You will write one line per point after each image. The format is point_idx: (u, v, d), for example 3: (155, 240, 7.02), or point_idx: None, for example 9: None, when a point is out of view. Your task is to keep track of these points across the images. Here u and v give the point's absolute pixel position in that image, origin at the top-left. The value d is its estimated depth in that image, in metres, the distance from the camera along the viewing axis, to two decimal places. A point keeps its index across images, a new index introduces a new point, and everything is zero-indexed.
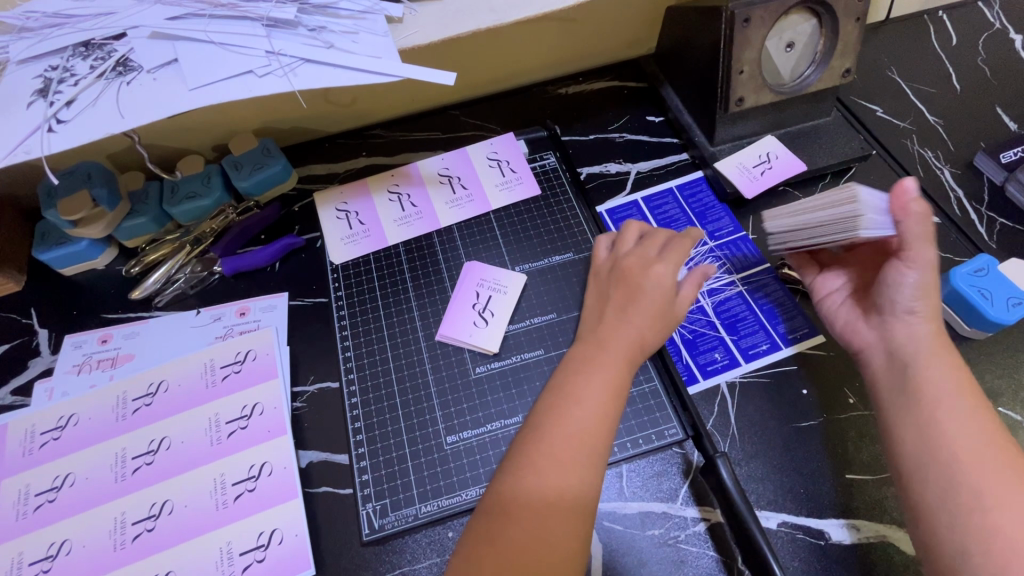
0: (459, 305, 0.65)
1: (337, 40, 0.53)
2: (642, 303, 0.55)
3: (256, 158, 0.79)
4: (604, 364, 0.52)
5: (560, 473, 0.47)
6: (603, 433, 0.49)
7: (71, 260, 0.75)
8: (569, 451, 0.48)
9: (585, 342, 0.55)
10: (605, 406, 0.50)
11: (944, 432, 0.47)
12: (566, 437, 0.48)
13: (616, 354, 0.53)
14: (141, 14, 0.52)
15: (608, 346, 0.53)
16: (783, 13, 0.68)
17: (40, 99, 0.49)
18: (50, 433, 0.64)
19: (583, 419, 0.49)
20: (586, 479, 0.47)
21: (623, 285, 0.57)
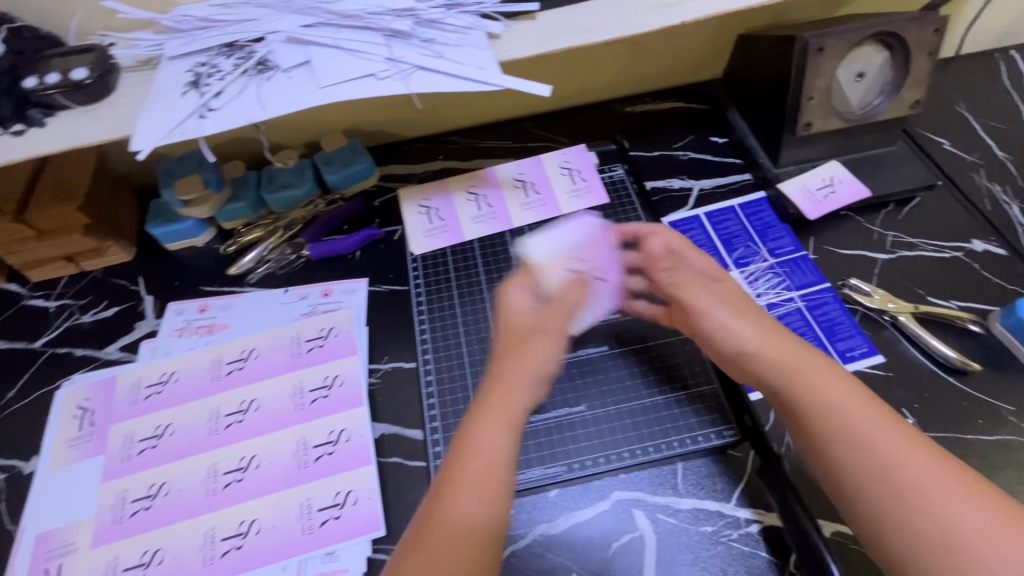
0: None
1: (445, 51, 0.59)
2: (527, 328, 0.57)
3: (345, 156, 0.87)
4: (502, 395, 0.51)
5: (478, 498, 0.45)
6: (508, 469, 0.47)
7: (177, 236, 0.83)
8: (485, 478, 0.46)
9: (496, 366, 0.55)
10: (498, 442, 0.48)
11: (879, 447, 0.46)
12: (477, 458, 0.47)
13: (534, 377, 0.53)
14: (279, 21, 0.60)
15: (535, 382, 0.53)
16: (857, 44, 0.71)
17: (192, 90, 0.56)
18: (154, 387, 0.71)
19: (493, 443, 0.48)
20: (495, 501, 0.45)
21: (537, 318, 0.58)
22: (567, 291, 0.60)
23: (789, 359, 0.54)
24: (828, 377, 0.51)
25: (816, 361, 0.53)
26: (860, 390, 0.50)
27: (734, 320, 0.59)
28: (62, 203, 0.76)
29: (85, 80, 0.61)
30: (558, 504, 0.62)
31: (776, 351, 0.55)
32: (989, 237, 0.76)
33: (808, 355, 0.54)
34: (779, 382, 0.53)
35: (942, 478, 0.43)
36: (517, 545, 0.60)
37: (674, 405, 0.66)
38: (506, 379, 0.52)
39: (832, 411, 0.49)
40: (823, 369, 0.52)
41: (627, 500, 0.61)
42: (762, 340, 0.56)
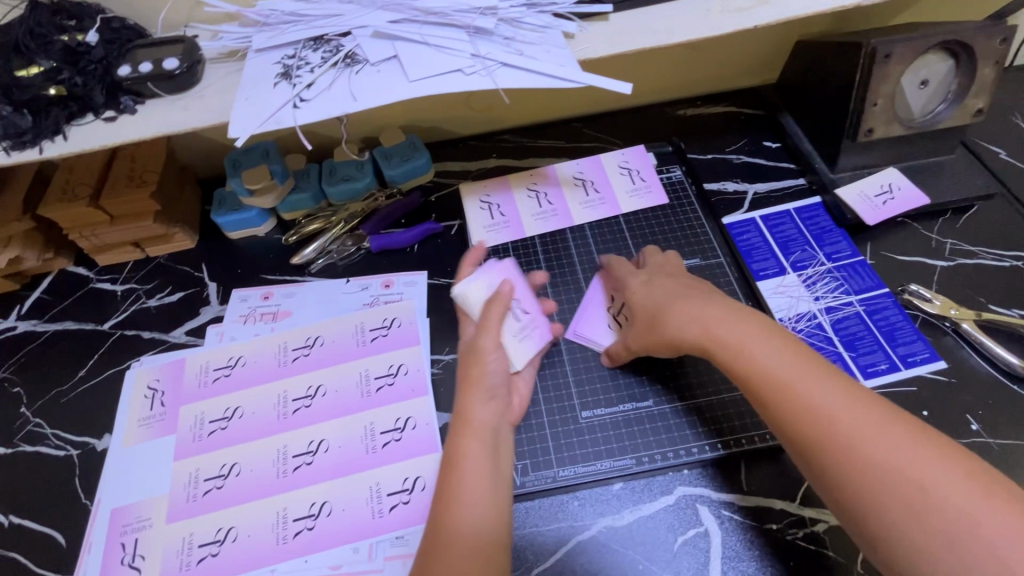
0: (591, 310, 0.72)
1: (526, 49, 0.61)
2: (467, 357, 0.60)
3: (403, 151, 0.89)
4: (468, 425, 0.55)
5: (485, 508, 0.51)
6: (496, 480, 0.53)
7: (239, 225, 0.85)
8: (477, 490, 0.52)
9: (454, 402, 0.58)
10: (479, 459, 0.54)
11: (856, 437, 0.46)
12: (469, 480, 0.52)
13: (476, 406, 0.56)
14: (365, 16, 0.61)
15: (473, 411, 0.56)
16: (923, 52, 0.72)
17: (284, 81, 0.58)
18: (221, 370, 0.72)
19: (473, 462, 0.53)
20: (488, 511, 0.51)
21: (465, 364, 0.60)
22: (480, 338, 0.60)
23: (770, 359, 0.52)
24: (805, 375, 0.50)
25: (785, 356, 0.52)
26: (830, 378, 0.50)
27: (704, 316, 0.57)
28: (135, 190, 0.78)
29: (175, 70, 0.62)
30: (624, 497, 0.62)
31: (763, 349, 0.53)
32: None
33: (783, 349, 0.53)
34: (754, 382, 0.52)
35: (921, 458, 0.45)
36: (584, 535, 0.60)
37: (740, 401, 0.65)
38: (472, 418, 0.56)
39: (819, 411, 0.48)
40: (803, 367, 0.51)
41: (692, 496, 0.62)
42: (698, 327, 0.57)
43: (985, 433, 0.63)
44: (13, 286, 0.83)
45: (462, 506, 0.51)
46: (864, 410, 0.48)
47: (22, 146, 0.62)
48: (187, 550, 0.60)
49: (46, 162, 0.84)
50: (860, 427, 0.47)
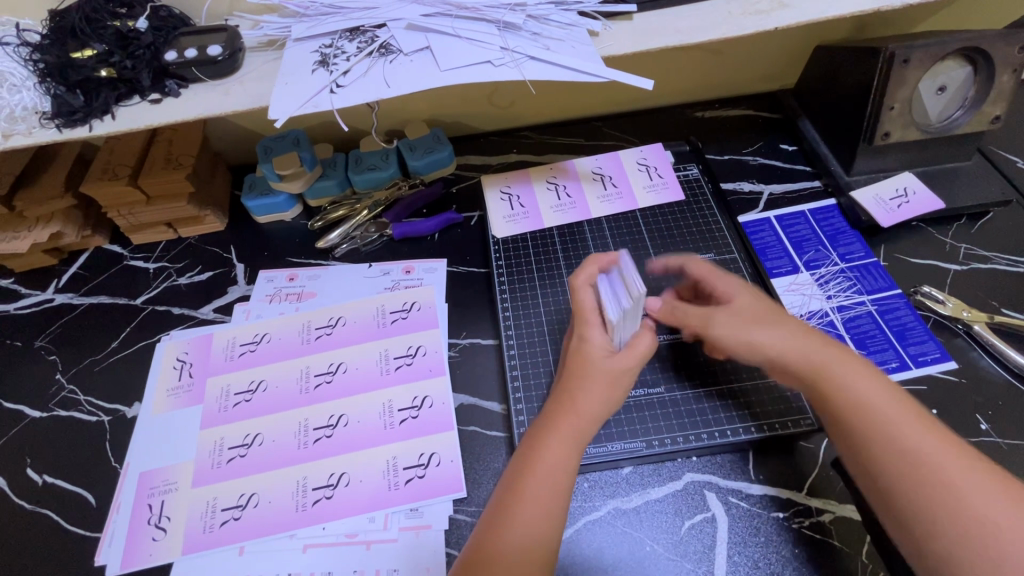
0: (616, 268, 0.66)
1: (552, 44, 0.63)
2: (600, 370, 0.58)
3: (428, 143, 0.91)
4: (568, 429, 0.55)
5: (540, 520, 0.51)
6: (568, 487, 0.53)
7: (268, 209, 0.88)
8: (548, 491, 0.52)
9: (553, 403, 0.58)
10: (564, 464, 0.54)
11: (943, 477, 0.46)
12: (543, 479, 0.52)
13: (591, 421, 0.56)
14: (400, 10, 0.64)
15: (570, 416, 0.56)
16: (941, 58, 0.73)
17: (322, 68, 0.61)
18: (247, 346, 0.75)
19: (557, 467, 0.53)
20: (544, 526, 0.51)
21: (579, 366, 0.59)
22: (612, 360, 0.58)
23: (864, 391, 0.51)
24: (888, 410, 0.50)
25: (883, 391, 0.51)
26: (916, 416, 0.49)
27: (796, 339, 0.56)
28: (172, 171, 0.81)
29: (218, 57, 0.66)
30: (633, 480, 0.64)
31: (854, 384, 0.52)
32: None
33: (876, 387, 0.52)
34: (844, 408, 0.51)
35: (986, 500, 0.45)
36: (592, 515, 0.62)
37: (749, 391, 0.67)
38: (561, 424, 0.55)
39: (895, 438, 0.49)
40: (891, 406, 0.50)
41: (701, 482, 0.63)
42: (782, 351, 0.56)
43: (994, 433, 0.64)
44: (52, 260, 0.87)
45: (532, 499, 0.51)
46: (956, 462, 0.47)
47: (73, 123, 0.66)
48: (210, 513, 0.63)
49: (88, 144, 0.88)
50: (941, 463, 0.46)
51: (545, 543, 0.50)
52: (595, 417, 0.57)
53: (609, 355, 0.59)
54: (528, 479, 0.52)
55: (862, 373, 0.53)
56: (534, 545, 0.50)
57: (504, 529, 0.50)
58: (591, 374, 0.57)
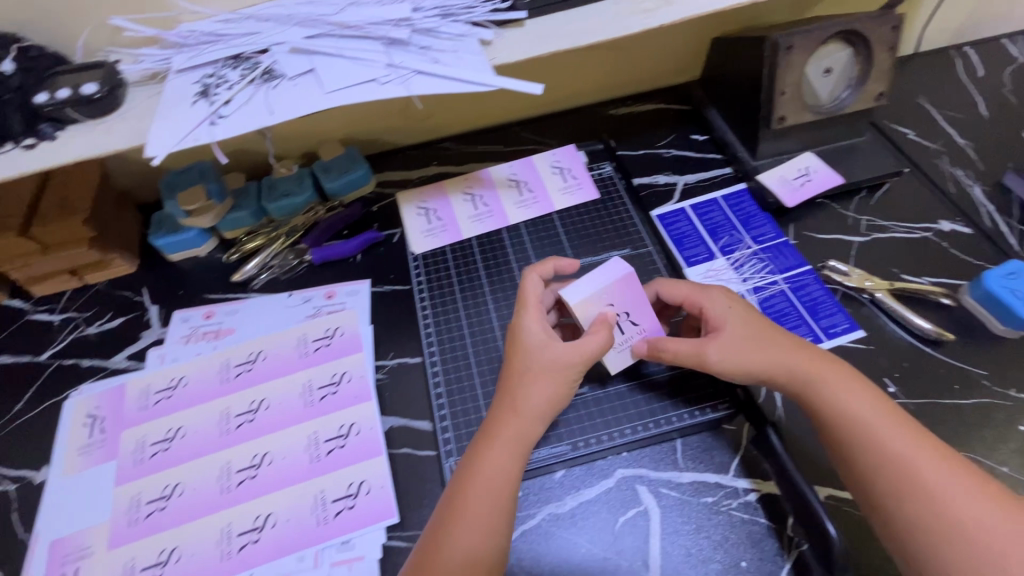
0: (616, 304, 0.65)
1: (441, 56, 0.63)
2: (536, 360, 0.59)
3: (342, 164, 0.90)
4: (512, 432, 0.56)
5: (480, 534, 0.51)
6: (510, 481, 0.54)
7: (179, 246, 0.85)
8: (492, 496, 0.53)
9: (498, 402, 0.59)
10: (503, 473, 0.54)
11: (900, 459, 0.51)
12: (484, 487, 0.53)
13: (534, 418, 0.57)
14: (283, 33, 0.63)
15: (510, 419, 0.57)
16: (822, 41, 0.76)
17: (202, 99, 0.59)
18: (163, 392, 0.72)
19: (497, 467, 0.54)
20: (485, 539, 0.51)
21: (515, 354, 0.60)
22: (557, 352, 0.59)
23: (853, 409, 0.55)
24: (873, 431, 0.53)
25: (878, 410, 0.54)
26: (895, 429, 0.53)
27: (793, 355, 0.59)
28: (69, 217, 0.77)
29: (95, 94, 0.63)
30: (567, 483, 0.64)
31: (841, 407, 0.55)
32: (955, 217, 0.82)
33: (862, 405, 0.55)
34: (835, 425, 0.55)
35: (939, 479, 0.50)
36: (528, 525, 0.61)
37: (670, 382, 0.68)
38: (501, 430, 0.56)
39: (878, 456, 0.52)
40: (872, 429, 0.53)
41: (632, 476, 0.64)
42: (775, 358, 0.59)
43: (902, 395, 0.67)
44: None
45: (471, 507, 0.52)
46: (912, 444, 0.52)
47: None
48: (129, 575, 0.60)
49: None
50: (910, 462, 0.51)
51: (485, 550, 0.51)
52: (538, 412, 0.57)
53: (549, 345, 0.59)
54: (469, 489, 0.53)
55: (852, 385, 0.56)
56: (476, 555, 0.50)
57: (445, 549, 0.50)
58: (532, 370, 0.58)
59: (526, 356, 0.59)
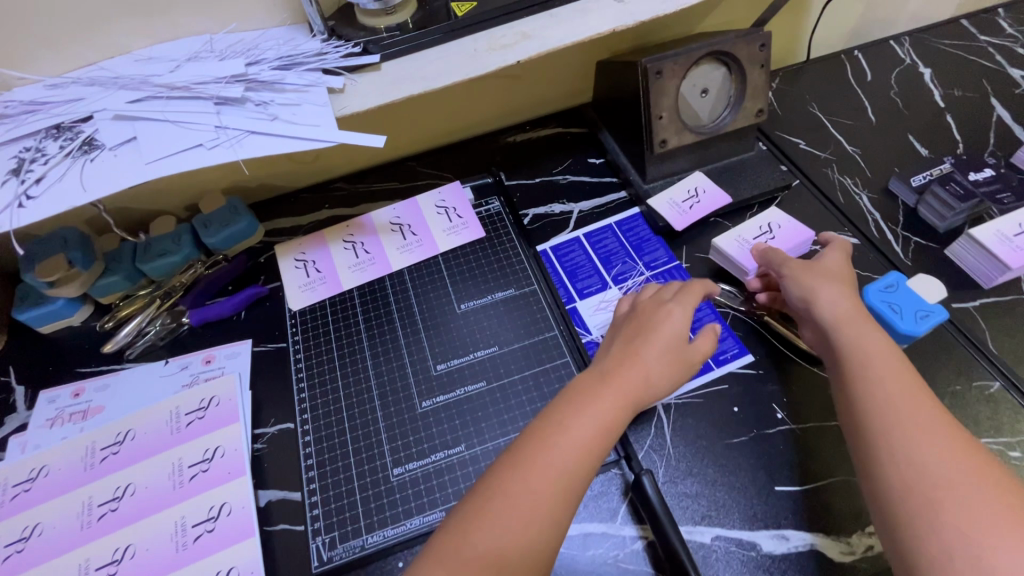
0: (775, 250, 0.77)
1: (281, 112, 0.60)
2: (672, 346, 0.59)
3: (224, 216, 0.85)
4: (624, 393, 0.55)
5: (542, 513, 0.48)
6: (604, 449, 0.53)
7: (47, 318, 0.79)
8: (569, 474, 0.50)
9: (610, 360, 0.58)
10: (598, 435, 0.53)
11: (907, 410, 0.51)
12: (570, 449, 0.51)
13: (650, 388, 0.57)
14: (106, 99, 0.59)
15: (623, 381, 0.56)
16: (693, 63, 0.76)
17: (13, 178, 0.55)
18: (21, 485, 0.67)
19: (592, 425, 0.53)
20: (538, 520, 0.48)
21: (647, 324, 0.60)
22: (699, 342, 0.61)
23: (874, 358, 0.55)
24: (893, 377, 0.53)
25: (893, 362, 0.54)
26: (915, 385, 0.53)
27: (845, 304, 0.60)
28: None
29: None
30: None
31: (864, 347, 0.56)
32: (843, 228, 0.82)
33: (881, 350, 0.56)
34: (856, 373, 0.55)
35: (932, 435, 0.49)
36: None
37: None
38: (611, 390, 0.55)
39: (898, 415, 0.51)
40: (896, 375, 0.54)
41: None
42: (841, 301, 0.60)
43: (789, 420, 0.65)
44: None
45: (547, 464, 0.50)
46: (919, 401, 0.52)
47: None
48: None
49: None
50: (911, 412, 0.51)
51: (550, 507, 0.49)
52: (654, 389, 0.57)
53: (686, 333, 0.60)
54: (539, 454, 0.51)
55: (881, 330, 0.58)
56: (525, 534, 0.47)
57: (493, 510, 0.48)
58: (658, 343, 0.59)
59: (661, 333, 0.59)
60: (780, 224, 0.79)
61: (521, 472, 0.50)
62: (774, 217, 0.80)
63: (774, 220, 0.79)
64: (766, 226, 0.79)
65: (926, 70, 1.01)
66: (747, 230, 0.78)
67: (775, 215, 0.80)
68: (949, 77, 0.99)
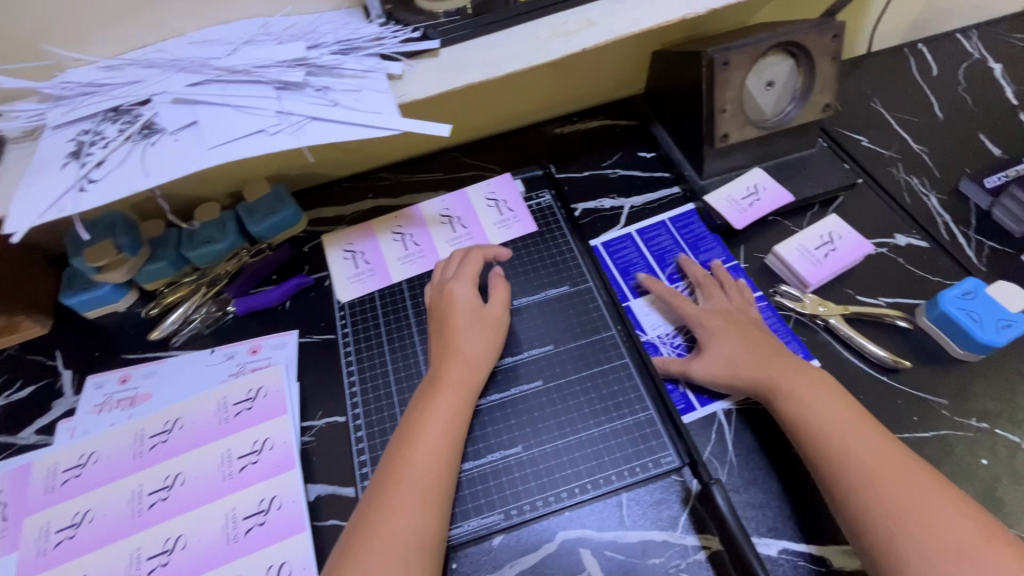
0: (833, 260, 0.73)
1: (341, 98, 0.58)
2: (472, 319, 0.65)
3: (268, 205, 0.84)
4: (453, 386, 0.60)
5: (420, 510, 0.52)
6: (455, 447, 0.57)
7: (94, 304, 0.79)
8: (427, 476, 0.54)
9: (436, 361, 0.63)
10: (446, 435, 0.57)
11: (849, 444, 0.52)
12: (425, 452, 0.55)
13: (475, 369, 0.62)
14: (166, 82, 0.58)
15: (447, 380, 0.60)
16: (761, 54, 0.72)
17: (73, 161, 0.54)
18: (71, 471, 0.66)
19: (444, 419, 0.58)
20: (420, 516, 0.52)
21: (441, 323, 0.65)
22: (490, 307, 0.67)
23: (809, 396, 0.56)
24: (790, 366, 0.59)
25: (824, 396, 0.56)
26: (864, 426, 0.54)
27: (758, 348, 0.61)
28: None
29: None
30: (502, 554, 0.58)
31: (743, 344, 0.62)
32: (912, 231, 0.78)
33: (755, 342, 0.62)
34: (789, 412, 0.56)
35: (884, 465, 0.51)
36: None
37: (610, 435, 0.62)
38: (447, 388, 0.60)
39: (843, 449, 0.52)
40: (788, 364, 0.59)
41: (572, 541, 0.58)
42: (761, 342, 0.62)
43: None
44: None
45: (414, 461, 0.54)
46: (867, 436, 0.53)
47: None
48: None
49: None
50: (859, 446, 0.52)
51: (426, 500, 0.53)
52: (479, 361, 0.63)
53: (477, 308, 0.66)
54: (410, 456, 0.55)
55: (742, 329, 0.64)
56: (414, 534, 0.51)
57: (386, 509, 0.51)
58: (460, 332, 0.64)
59: (490, 314, 0.66)
60: (840, 234, 0.75)
61: (392, 488, 0.53)
62: (835, 226, 0.76)
63: (835, 230, 0.76)
64: (826, 235, 0.75)
65: (997, 65, 0.96)
66: (805, 235, 0.75)
67: (835, 224, 0.76)
68: (1021, 73, 0.94)
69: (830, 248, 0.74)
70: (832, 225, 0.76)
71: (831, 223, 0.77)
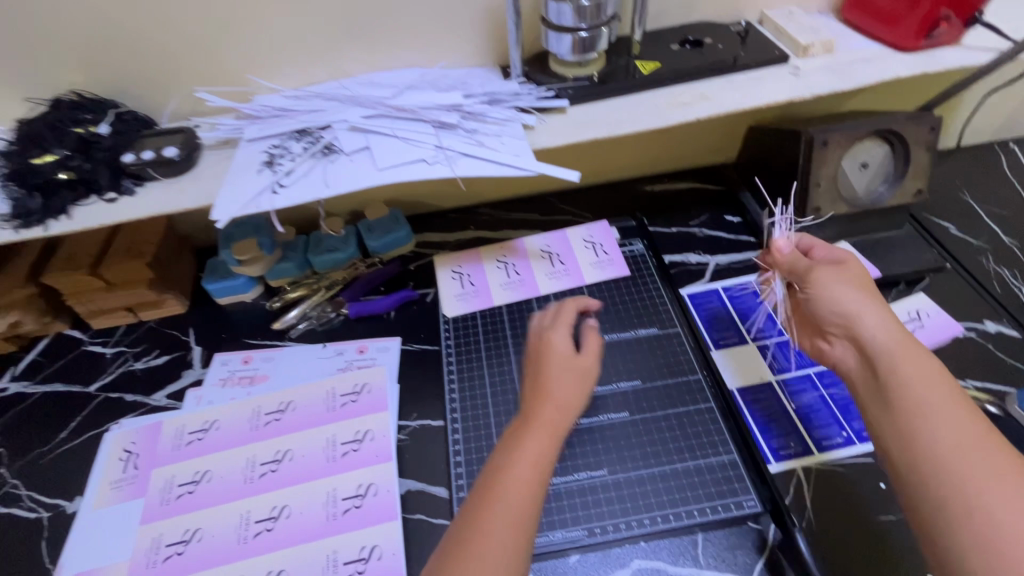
0: (922, 334, 0.77)
1: (487, 139, 0.68)
2: (568, 365, 0.68)
3: (386, 224, 0.95)
4: (545, 420, 0.62)
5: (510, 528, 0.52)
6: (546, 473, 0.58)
7: (227, 291, 0.90)
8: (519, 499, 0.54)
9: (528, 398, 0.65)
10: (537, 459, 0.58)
11: (951, 446, 0.47)
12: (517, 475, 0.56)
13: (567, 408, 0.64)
14: (345, 113, 0.69)
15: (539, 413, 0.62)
16: (858, 138, 0.78)
17: (267, 168, 0.65)
18: (196, 433, 0.75)
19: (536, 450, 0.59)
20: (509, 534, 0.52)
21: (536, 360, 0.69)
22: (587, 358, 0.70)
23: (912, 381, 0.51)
24: (906, 349, 0.54)
25: (933, 387, 0.51)
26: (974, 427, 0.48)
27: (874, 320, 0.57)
28: (133, 260, 0.84)
29: (175, 157, 0.70)
30: (581, 569, 0.61)
31: (864, 312, 0.57)
32: (1001, 318, 0.79)
33: (881, 310, 0.57)
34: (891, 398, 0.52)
35: (990, 476, 0.45)
36: None
37: (692, 471, 0.65)
38: (537, 421, 0.61)
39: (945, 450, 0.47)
40: (904, 342, 0.54)
41: (648, 570, 0.60)
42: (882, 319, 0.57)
43: None
44: (11, 347, 0.88)
45: (508, 483, 0.55)
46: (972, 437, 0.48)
47: (31, 224, 0.69)
48: None
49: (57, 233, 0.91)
50: (959, 447, 0.47)
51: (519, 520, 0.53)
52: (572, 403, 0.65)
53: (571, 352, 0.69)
54: (502, 478, 0.56)
55: (892, 311, 0.58)
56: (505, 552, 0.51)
57: (476, 526, 0.53)
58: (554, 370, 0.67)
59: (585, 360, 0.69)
60: (929, 312, 0.79)
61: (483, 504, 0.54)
62: (923, 305, 0.80)
63: (924, 307, 0.80)
64: (914, 310, 0.79)
65: None
66: (895, 308, 0.79)
67: (923, 303, 0.80)
68: None
69: (919, 323, 0.78)
70: (921, 303, 0.80)
71: (920, 301, 0.81)
